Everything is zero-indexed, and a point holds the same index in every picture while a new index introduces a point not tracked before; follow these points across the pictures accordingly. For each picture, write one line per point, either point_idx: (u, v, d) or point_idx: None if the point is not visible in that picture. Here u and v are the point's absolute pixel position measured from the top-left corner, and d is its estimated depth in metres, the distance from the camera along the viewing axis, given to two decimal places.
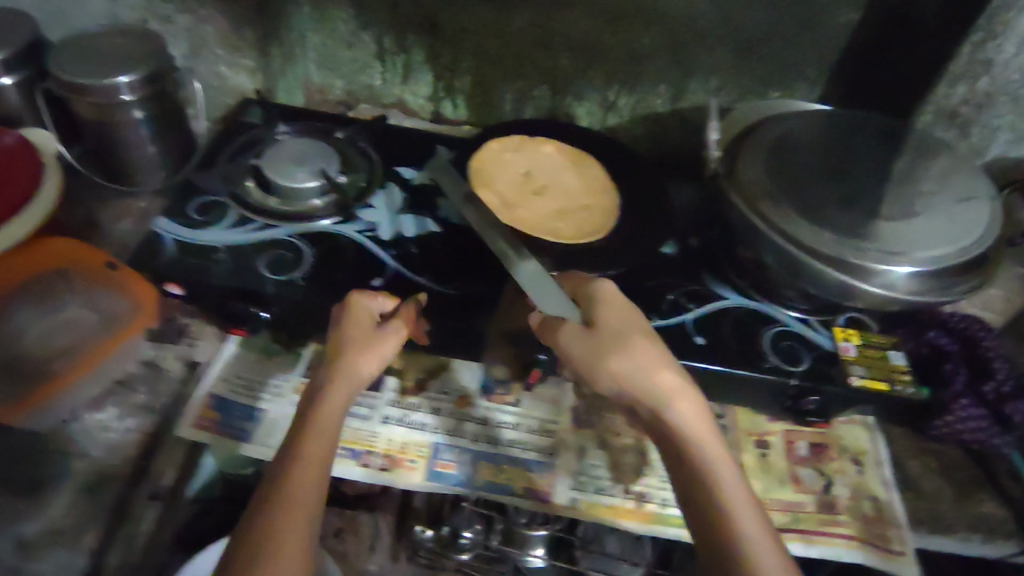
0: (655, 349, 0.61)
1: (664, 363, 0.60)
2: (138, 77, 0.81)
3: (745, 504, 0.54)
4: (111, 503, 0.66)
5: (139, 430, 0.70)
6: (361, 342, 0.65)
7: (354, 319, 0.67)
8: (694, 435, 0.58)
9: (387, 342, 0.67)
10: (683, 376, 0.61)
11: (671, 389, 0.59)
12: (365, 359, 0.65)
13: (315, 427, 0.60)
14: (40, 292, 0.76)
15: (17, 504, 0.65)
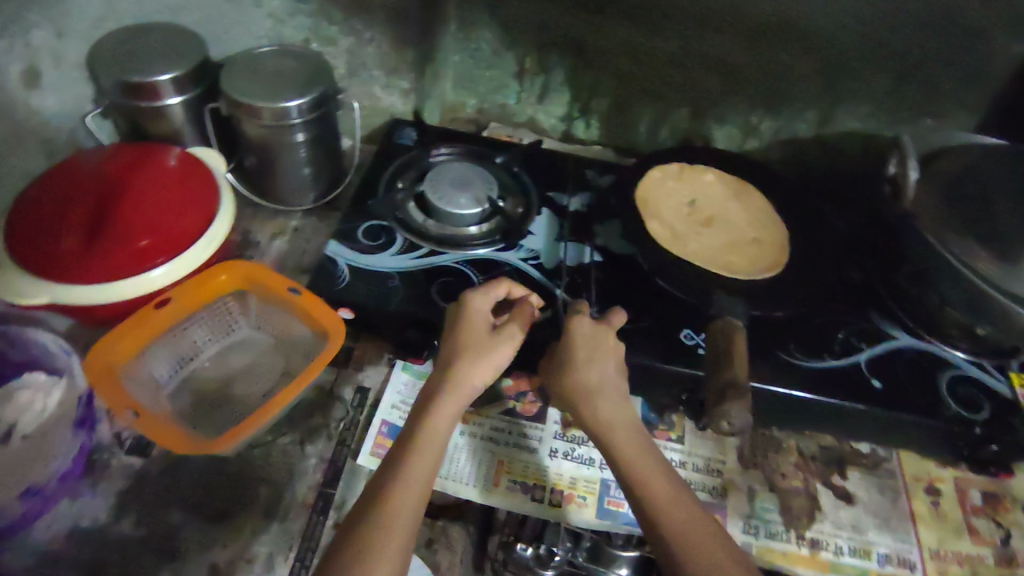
0: (601, 363, 0.65)
1: (597, 374, 0.64)
2: (309, 100, 0.81)
3: (667, 498, 0.58)
4: (299, 530, 0.65)
5: (321, 458, 0.70)
6: (474, 349, 0.64)
7: (466, 322, 0.65)
8: (623, 439, 0.62)
9: (504, 348, 0.65)
10: (612, 377, 0.65)
11: (599, 401, 0.63)
12: (480, 365, 0.63)
13: (427, 443, 0.59)
14: (215, 313, 0.77)
15: (211, 528, 0.64)
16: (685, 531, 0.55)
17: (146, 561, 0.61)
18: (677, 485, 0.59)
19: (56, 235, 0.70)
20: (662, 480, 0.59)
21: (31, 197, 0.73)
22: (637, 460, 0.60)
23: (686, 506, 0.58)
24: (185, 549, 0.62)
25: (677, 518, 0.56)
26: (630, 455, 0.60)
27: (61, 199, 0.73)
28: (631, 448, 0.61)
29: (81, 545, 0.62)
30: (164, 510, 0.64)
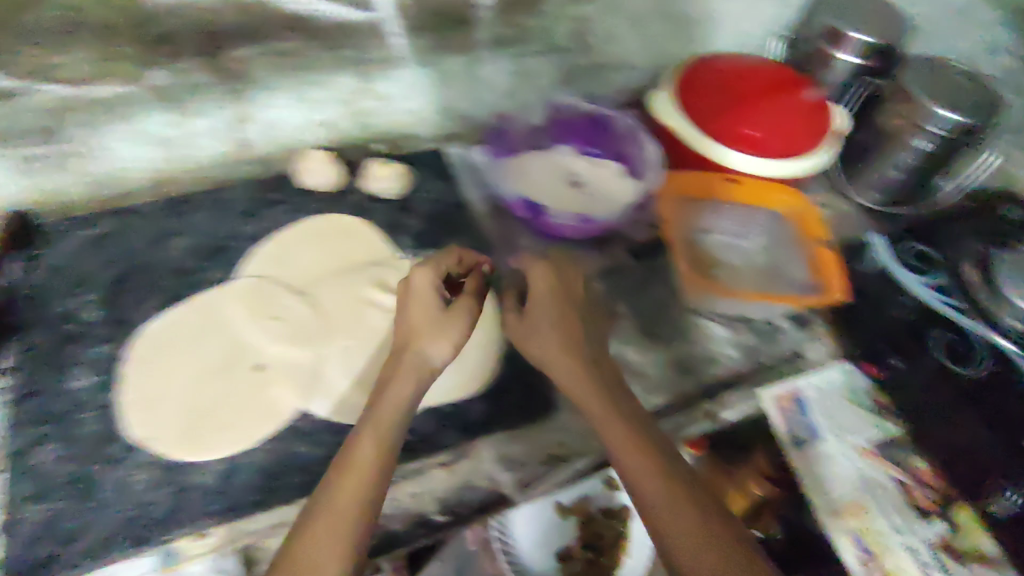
0: (556, 333, 0.64)
1: (559, 346, 0.63)
2: (966, 124, 0.82)
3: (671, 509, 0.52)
4: (685, 389, 0.76)
5: (733, 366, 0.79)
6: (416, 319, 0.63)
7: (418, 298, 0.64)
8: (602, 408, 0.60)
9: (461, 318, 0.63)
10: (576, 355, 0.63)
11: (560, 361, 0.63)
12: (435, 334, 0.62)
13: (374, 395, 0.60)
14: (744, 218, 0.87)
15: (638, 335, 0.79)
16: (680, 527, 0.51)
17: None
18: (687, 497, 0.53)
19: (703, 104, 0.88)
20: (648, 467, 0.55)
21: (706, 66, 0.91)
22: (615, 428, 0.58)
23: (685, 496, 0.53)
24: (613, 327, 0.79)
25: (676, 517, 0.52)
26: (607, 423, 0.59)
27: (718, 80, 0.90)
28: (607, 414, 0.59)
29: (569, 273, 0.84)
30: (618, 297, 0.82)
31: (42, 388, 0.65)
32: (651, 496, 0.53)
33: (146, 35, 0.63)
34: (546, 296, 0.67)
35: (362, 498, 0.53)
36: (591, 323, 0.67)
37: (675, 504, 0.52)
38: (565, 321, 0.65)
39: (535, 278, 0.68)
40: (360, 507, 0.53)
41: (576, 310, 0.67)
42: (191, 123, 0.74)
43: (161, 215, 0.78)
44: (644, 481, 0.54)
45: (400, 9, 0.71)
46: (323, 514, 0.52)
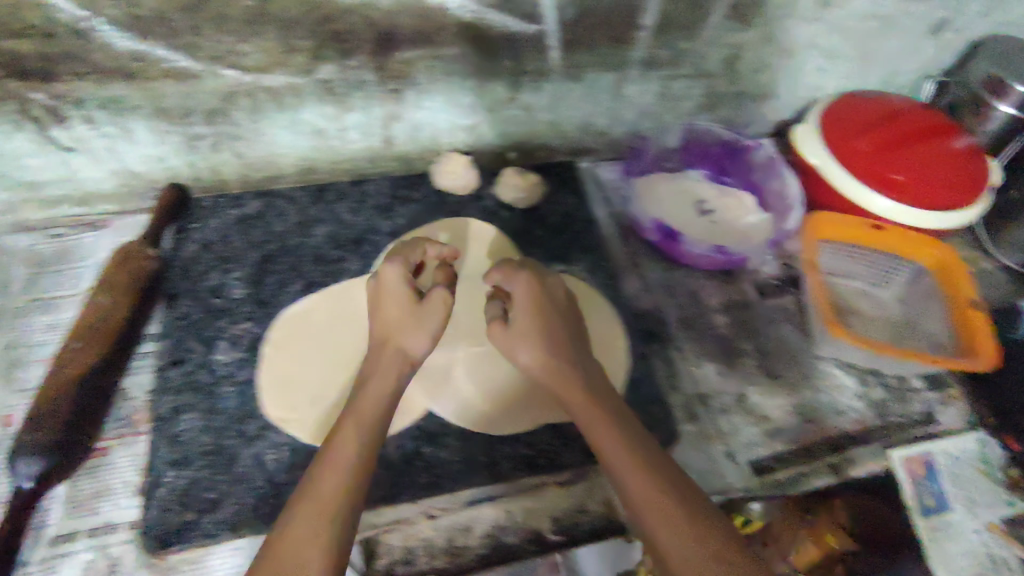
0: (534, 331, 0.63)
1: (539, 347, 0.63)
2: None
3: (660, 510, 0.50)
4: (809, 438, 0.73)
5: (860, 420, 0.75)
6: (393, 318, 0.63)
7: (392, 296, 0.64)
8: (587, 408, 0.59)
9: (435, 310, 0.63)
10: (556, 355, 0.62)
11: (546, 362, 0.62)
12: (412, 329, 0.62)
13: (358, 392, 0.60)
14: (884, 268, 0.84)
15: (763, 376, 0.77)
16: (660, 527, 0.50)
17: (714, 348, 0.78)
18: (677, 499, 0.51)
19: (853, 144, 0.83)
20: (628, 464, 0.54)
21: (854, 104, 0.86)
22: (600, 432, 0.57)
23: (663, 494, 0.51)
24: (737, 365, 0.77)
25: (654, 514, 0.50)
26: (591, 424, 0.58)
27: (870, 118, 0.84)
28: (590, 414, 0.58)
29: (693, 303, 0.82)
30: (744, 335, 0.80)
31: (188, 358, 0.67)
32: (634, 494, 0.52)
33: (323, 30, 0.64)
34: (525, 295, 0.65)
35: (350, 470, 0.53)
36: (569, 320, 0.67)
37: (659, 501, 0.51)
38: (542, 319, 0.64)
39: (515, 281, 0.66)
40: (348, 482, 0.52)
41: (556, 309, 0.66)
42: (346, 117, 0.75)
43: (305, 202, 0.81)
44: (629, 476, 0.53)
45: (564, 23, 0.71)
46: (311, 489, 0.52)
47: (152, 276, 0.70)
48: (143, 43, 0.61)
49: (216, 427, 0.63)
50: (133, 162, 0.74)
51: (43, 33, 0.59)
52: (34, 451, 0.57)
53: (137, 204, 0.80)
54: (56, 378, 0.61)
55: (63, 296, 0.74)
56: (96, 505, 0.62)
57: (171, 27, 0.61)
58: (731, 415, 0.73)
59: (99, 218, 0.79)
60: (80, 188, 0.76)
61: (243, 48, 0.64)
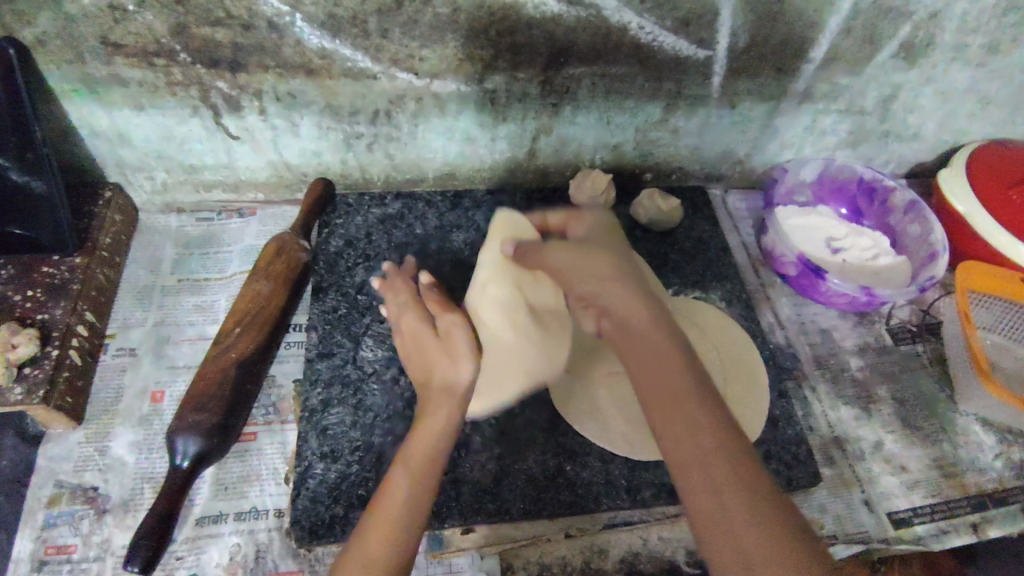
0: (593, 258, 0.55)
1: (604, 273, 0.54)
2: None
3: (713, 473, 0.43)
4: (949, 494, 0.70)
5: (1005, 480, 0.72)
6: (417, 358, 0.58)
7: (411, 340, 0.59)
8: (647, 347, 0.49)
9: (460, 334, 0.57)
10: (620, 278, 0.53)
11: (614, 284, 0.53)
12: (446, 360, 0.56)
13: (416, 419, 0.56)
14: None
15: (899, 424, 0.74)
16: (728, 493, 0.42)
17: (849, 392, 0.76)
18: (734, 469, 0.43)
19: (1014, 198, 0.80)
20: (693, 426, 0.45)
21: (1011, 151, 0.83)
22: (656, 370, 0.48)
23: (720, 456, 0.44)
24: (873, 410, 0.75)
25: (704, 480, 0.43)
26: (653, 364, 0.48)
27: None
28: (658, 349, 0.49)
29: (825, 341, 0.80)
30: (879, 381, 0.78)
31: (336, 353, 0.68)
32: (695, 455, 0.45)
33: (503, 41, 0.67)
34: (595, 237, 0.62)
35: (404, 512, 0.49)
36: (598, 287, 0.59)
37: (715, 464, 0.43)
38: (586, 261, 0.55)
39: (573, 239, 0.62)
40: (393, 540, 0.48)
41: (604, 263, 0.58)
42: (502, 126, 0.76)
43: (445, 207, 0.82)
44: (682, 431, 0.45)
45: (731, 51, 0.72)
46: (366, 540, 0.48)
47: (303, 268, 0.71)
48: (332, 42, 0.64)
49: (363, 423, 0.64)
50: (292, 155, 0.76)
51: (243, 26, 0.61)
52: (195, 431, 0.58)
53: (284, 196, 0.82)
54: (217, 361, 0.63)
55: (209, 280, 0.75)
56: (245, 490, 0.62)
57: (363, 28, 0.63)
58: (869, 463, 0.71)
59: (245, 206, 0.82)
60: (235, 176, 0.78)
61: (423, 53, 0.67)
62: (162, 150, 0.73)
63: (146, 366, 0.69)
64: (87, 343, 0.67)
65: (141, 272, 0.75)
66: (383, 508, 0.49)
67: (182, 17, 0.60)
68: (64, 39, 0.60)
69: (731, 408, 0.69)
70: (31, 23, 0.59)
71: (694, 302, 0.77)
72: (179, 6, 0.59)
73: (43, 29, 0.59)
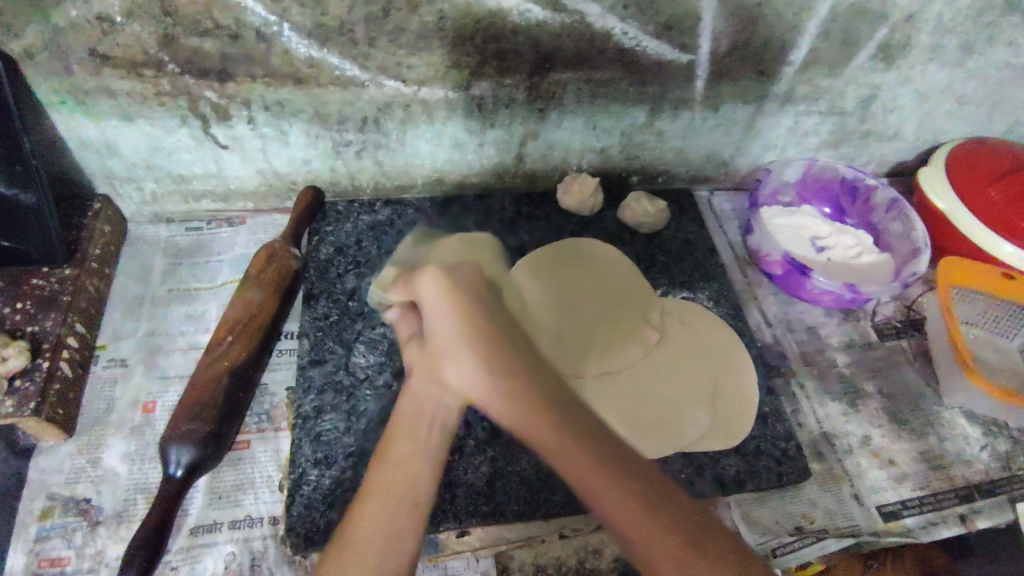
0: (453, 327, 0.56)
1: (467, 363, 0.55)
2: None
3: (630, 519, 0.48)
4: (937, 486, 0.71)
5: (991, 472, 0.73)
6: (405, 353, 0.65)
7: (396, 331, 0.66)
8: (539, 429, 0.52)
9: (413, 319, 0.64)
10: (485, 372, 0.55)
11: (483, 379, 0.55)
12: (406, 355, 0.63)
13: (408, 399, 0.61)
14: (1008, 316, 0.82)
15: (886, 418, 0.76)
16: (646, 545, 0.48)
17: (836, 388, 0.77)
18: (648, 509, 0.49)
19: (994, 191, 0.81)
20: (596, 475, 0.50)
21: (991, 146, 0.85)
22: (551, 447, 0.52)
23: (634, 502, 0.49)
24: (861, 405, 0.76)
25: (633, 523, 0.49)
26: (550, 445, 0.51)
27: (1009, 160, 0.82)
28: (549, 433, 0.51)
29: (812, 339, 0.81)
30: (865, 376, 0.79)
31: (328, 359, 0.68)
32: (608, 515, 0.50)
33: (489, 48, 0.68)
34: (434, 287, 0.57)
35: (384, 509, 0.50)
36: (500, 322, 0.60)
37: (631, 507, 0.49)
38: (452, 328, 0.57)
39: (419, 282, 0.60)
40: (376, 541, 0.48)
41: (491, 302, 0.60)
42: (489, 132, 0.77)
43: (435, 213, 0.83)
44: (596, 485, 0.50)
45: (714, 54, 0.73)
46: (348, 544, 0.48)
47: (294, 275, 0.71)
48: (320, 50, 0.65)
49: (357, 429, 0.64)
50: (281, 164, 0.77)
51: (231, 36, 0.62)
52: (188, 441, 0.58)
53: (273, 205, 0.83)
54: (210, 370, 0.63)
55: (200, 290, 0.75)
56: (239, 498, 0.62)
57: (350, 37, 0.64)
58: (859, 458, 0.72)
59: (235, 215, 0.82)
60: (224, 185, 0.78)
61: (411, 61, 0.67)
62: (151, 161, 0.73)
63: (137, 377, 0.69)
64: (78, 355, 0.67)
65: (131, 282, 0.75)
66: (371, 502, 0.50)
67: (171, 28, 0.60)
68: (52, 51, 0.60)
69: (722, 408, 0.70)
70: (19, 36, 0.59)
71: (684, 302, 0.78)
72: (167, 17, 0.59)
73: (30, 41, 0.59)
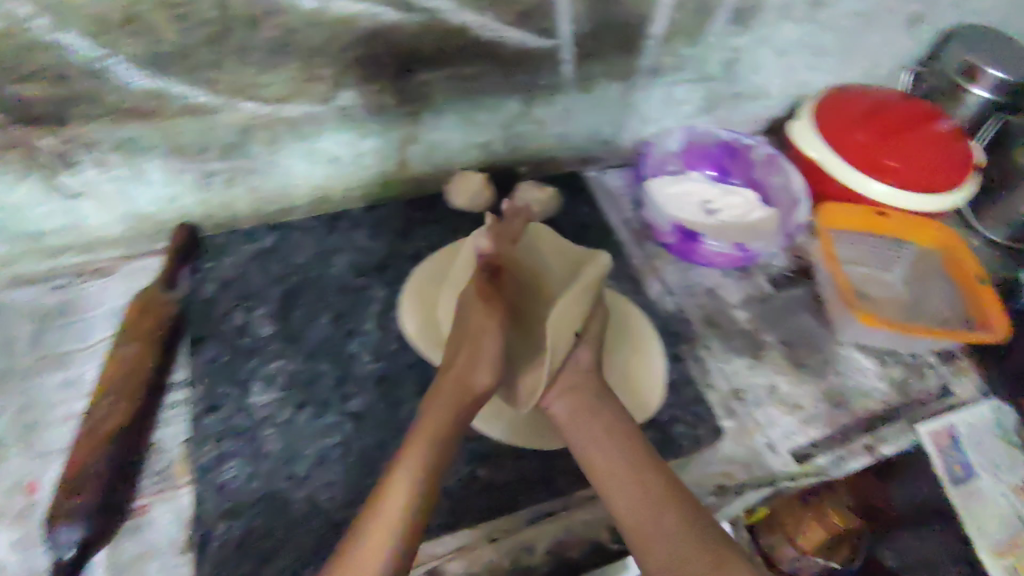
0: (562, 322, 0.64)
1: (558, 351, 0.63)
2: None
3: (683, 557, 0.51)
4: (843, 422, 0.75)
5: (889, 399, 0.78)
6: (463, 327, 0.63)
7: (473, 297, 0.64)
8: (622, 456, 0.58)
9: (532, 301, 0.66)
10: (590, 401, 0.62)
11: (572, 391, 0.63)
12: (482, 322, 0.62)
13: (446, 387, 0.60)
14: (884, 251, 0.87)
15: (788, 364, 0.79)
16: (685, 555, 0.51)
17: (740, 343, 0.80)
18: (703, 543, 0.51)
19: (855, 134, 0.87)
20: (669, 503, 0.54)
21: (844, 96, 0.91)
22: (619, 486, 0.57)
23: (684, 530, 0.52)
24: (764, 357, 0.79)
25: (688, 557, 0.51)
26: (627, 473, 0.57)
27: (861, 107, 0.89)
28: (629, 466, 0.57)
29: (712, 300, 0.84)
30: (766, 328, 0.82)
31: (224, 403, 0.65)
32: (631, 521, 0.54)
33: (346, 56, 0.65)
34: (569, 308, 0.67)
35: (418, 496, 0.50)
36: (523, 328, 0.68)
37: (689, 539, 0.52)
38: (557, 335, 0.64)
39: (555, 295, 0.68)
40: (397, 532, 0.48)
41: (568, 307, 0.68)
42: (364, 142, 0.75)
43: (321, 231, 0.80)
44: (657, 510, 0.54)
45: (577, 36, 0.74)
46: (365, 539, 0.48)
47: (174, 325, 0.68)
48: (161, 80, 0.61)
49: (263, 471, 0.61)
50: (144, 203, 0.72)
51: (58, 76, 0.57)
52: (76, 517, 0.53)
53: (145, 247, 0.78)
54: (92, 439, 0.58)
55: (74, 352, 0.70)
56: (143, 567, 0.56)
57: (192, 62, 0.60)
58: (768, 407, 0.75)
59: (105, 265, 0.76)
60: (86, 235, 0.73)
61: (264, 79, 0.64)
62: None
63: (14, 459, 0.63)
64: None
65: None
66: (399, 494, 0.50)
67: None
68: None
69: (622, 386, 0.71)
70: None
71: None
72: None
73: None
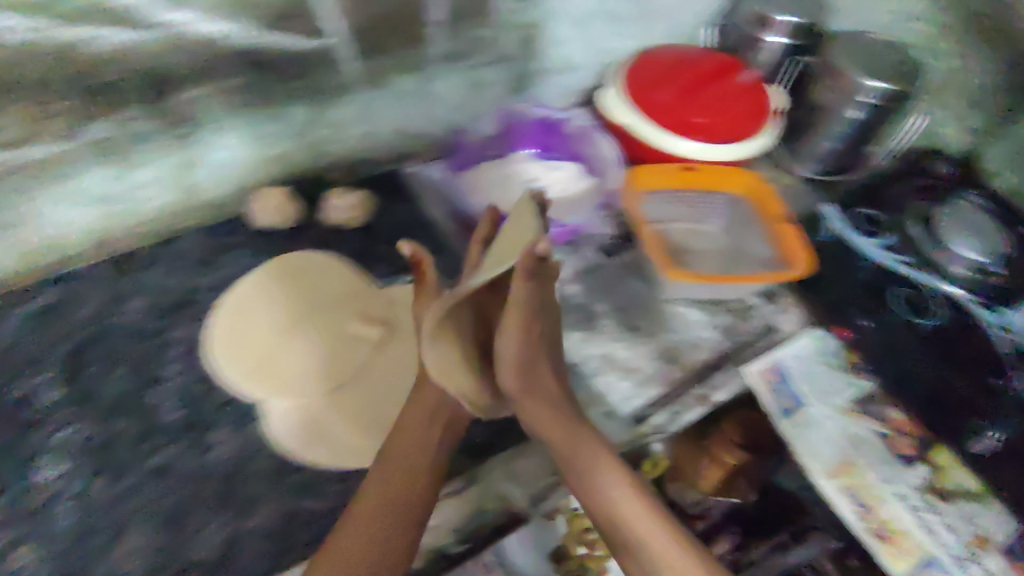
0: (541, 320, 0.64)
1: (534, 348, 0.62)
2: (887, 91, 0.86)
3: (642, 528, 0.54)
4: (675, 378, 0.77)
5: (716, 347, 0.80)
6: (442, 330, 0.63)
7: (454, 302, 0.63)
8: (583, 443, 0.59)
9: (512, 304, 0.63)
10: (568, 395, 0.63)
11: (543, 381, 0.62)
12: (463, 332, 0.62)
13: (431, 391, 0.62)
14: (698, 206, 0.89)
15: (620, 331, 0.80)
16: (643, 529, 0.54)
17: (572, 318, 0.80)
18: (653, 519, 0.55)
19: (659, 96, 0.89)
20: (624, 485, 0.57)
21: (648, 60, 0.93)
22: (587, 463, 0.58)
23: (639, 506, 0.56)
24: (596, 327, 0.80)
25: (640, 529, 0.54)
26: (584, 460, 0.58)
27: (664, 70, 0.91)
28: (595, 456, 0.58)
29: None
30: (597, 298, 0.83)
31: (8, 486, 0.59)
32: (591, 497, 0.57)
33: (81, 86, 0.59)
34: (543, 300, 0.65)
35: (382, 528, 0.53)
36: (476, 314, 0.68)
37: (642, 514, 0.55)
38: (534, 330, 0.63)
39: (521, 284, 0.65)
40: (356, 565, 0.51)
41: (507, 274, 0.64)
42: (136, 174, 0.69)
43: (113, 275, 0.73)
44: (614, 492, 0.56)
45: (348, 32, 0.70)
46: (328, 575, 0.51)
47: None
48: None
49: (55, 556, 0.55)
50: None
51: None
52: None
53: None
54: None
55: None
56: None
57: None
58: (602, 377, 0.76)
59: None
60: None
61: None
62: None
63: None
64: None
65: None
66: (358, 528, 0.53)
67: None
68: None
69: None
70: None
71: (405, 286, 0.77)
72: None
73: None
